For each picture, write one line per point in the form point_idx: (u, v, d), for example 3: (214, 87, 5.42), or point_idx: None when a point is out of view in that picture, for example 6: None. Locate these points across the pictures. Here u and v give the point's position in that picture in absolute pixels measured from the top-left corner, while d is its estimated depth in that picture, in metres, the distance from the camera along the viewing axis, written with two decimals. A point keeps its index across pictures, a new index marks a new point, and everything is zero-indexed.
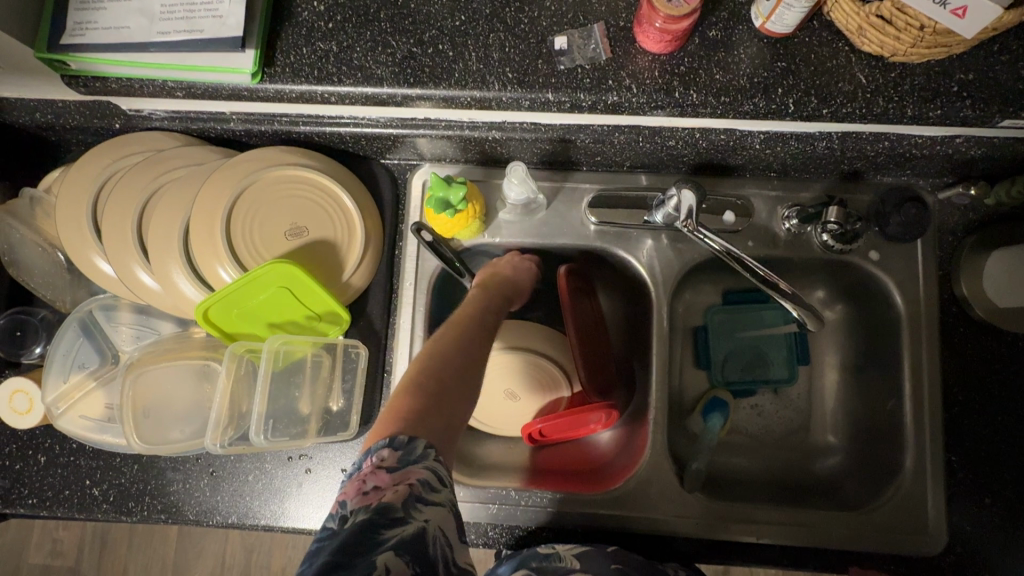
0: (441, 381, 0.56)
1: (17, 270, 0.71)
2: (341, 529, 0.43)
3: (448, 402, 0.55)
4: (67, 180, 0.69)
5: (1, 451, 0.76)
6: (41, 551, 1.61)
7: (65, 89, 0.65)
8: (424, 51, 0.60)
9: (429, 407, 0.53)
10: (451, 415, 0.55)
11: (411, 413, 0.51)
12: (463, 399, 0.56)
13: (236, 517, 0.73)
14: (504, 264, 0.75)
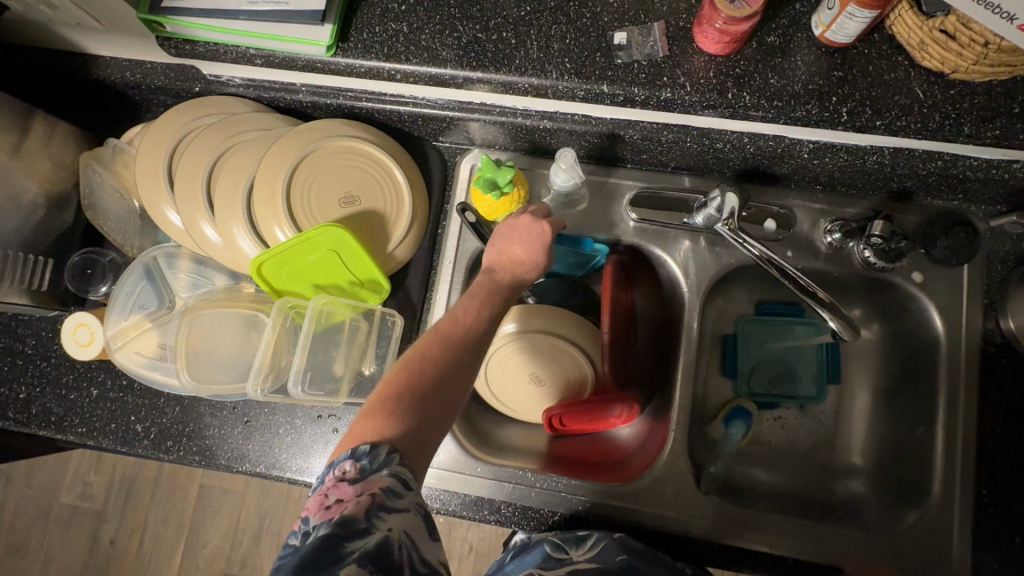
0: (417, 386, 0.54)
1: (94, 213, 0.77)
2: (302, 545, 0.45)
3: (420, 410, 0.53)
4: (148, 134, 0.75)
5: (58, 380, 0.82)
6: (72, 492, 1.70)
7: (157, 50, 0.71)
8: (488, 37, 0.63)
9: (399, 417, 0.51)
10: (426, 424, 0.53)
11: (378, 422, 0.50)
12: (441, 406, 0.54)
13: (264, 467, 0.77)
14: (512, 230, 0.68)
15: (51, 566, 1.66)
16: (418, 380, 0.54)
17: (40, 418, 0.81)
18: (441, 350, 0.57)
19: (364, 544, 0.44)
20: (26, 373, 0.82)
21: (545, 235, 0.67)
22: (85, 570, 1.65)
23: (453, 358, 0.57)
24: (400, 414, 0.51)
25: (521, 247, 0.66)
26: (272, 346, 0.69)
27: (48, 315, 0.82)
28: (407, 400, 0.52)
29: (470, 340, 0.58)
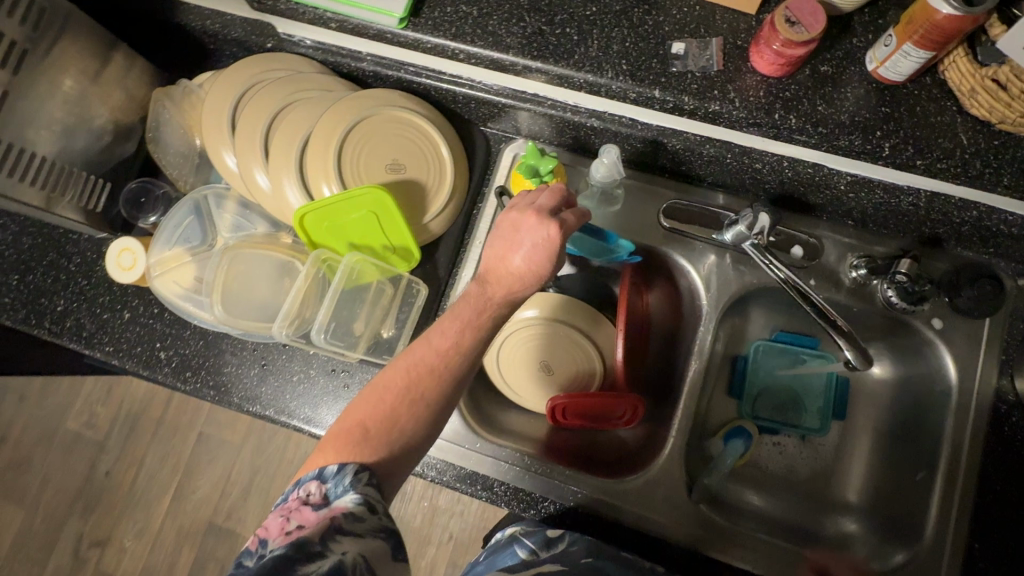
0: (382, 412, 0.56)
1: (155, 146, 0.82)
2: (254, 565, 0.47)
3: (382, 438, 0.56)
4: (216, 79, 0.77)
5: (95, 299, 0.86)
6: (78, 419, 1.75)
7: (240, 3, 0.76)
8: (551, 31, 0.66)
9: (361, 442, 0.55)
10: (390, 448, 0.56)
11: (344, 445, 0.55)
12: (404, 432, 0.57)
13: (273, 411, 0.80)
14: (518, 230, 0.64)
15: (47, 487, 1.71)
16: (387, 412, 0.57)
17: (73, 332, 0.85)
18: (414, 375, 0.58)
19: (317, 567, 0.45)
20: (67, 287, 0.87)
21: (550, 244, 0.62)
22: (79, 495, 1.70)
23: (423, 389, 0.58)
24: (364, 443, 0.55)
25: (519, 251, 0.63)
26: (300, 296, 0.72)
27: (98, 237, 0.87)
28: (369, 428, 0.56)
29: (442, 366, 0.59)
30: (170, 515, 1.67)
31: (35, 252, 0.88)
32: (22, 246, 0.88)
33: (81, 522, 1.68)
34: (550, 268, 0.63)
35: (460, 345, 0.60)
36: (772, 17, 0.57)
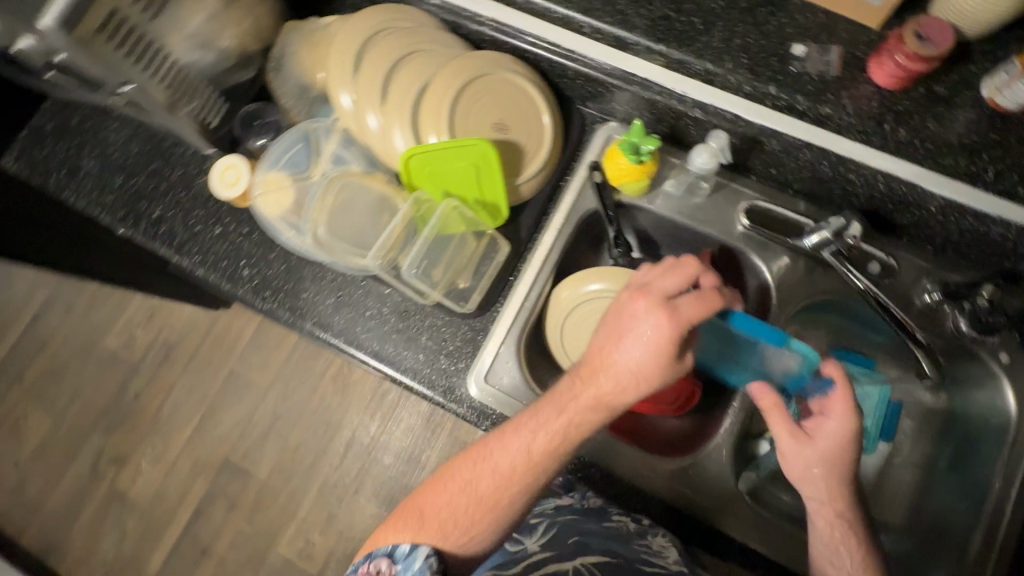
0: (457, 508, 0.65)
1: (275, 75, 0.87)
2: None
3: (444, 526, 0.64)
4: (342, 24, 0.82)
5: (191, 210, 0.90)
6: (117, 339, 1.80)
7: None
8: (678, 17, 0.69)
9: (431, 525, 0.64)
10: (452, 536, 0.64)
11: (417, 523, 0.64)
12: (474, 521, 0.65)
13: (343, 340, 0.84)
14: (625, 322, 0.65)
15: (77, 399, 1.76)
16: (459, 500, 0.65)
17: (165, 238, 0.90)
18: (488, 483, 0.65)
19: None
20: (167, 196, 0.91)
21: (658, 354, 0.62)
22: (106, 412, 1.75)
23: (495, 500, 0.65)
24: (431, 522, 0.64)
25: (627, 351, 0.64)
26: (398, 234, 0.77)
27: (203, 153, 0.92)
28: (441, 518, 0.64)
29: (523, 472, 0.65)
30: (189, 445, 1.71)
31: (142, 159, 0.93)
32: (130, 152, 0.93)
33: (103, 438, 1.73)
34: (657, 376, 0.63)
35: (547, 447, 0.65)
36: (901, 31, 0.60)
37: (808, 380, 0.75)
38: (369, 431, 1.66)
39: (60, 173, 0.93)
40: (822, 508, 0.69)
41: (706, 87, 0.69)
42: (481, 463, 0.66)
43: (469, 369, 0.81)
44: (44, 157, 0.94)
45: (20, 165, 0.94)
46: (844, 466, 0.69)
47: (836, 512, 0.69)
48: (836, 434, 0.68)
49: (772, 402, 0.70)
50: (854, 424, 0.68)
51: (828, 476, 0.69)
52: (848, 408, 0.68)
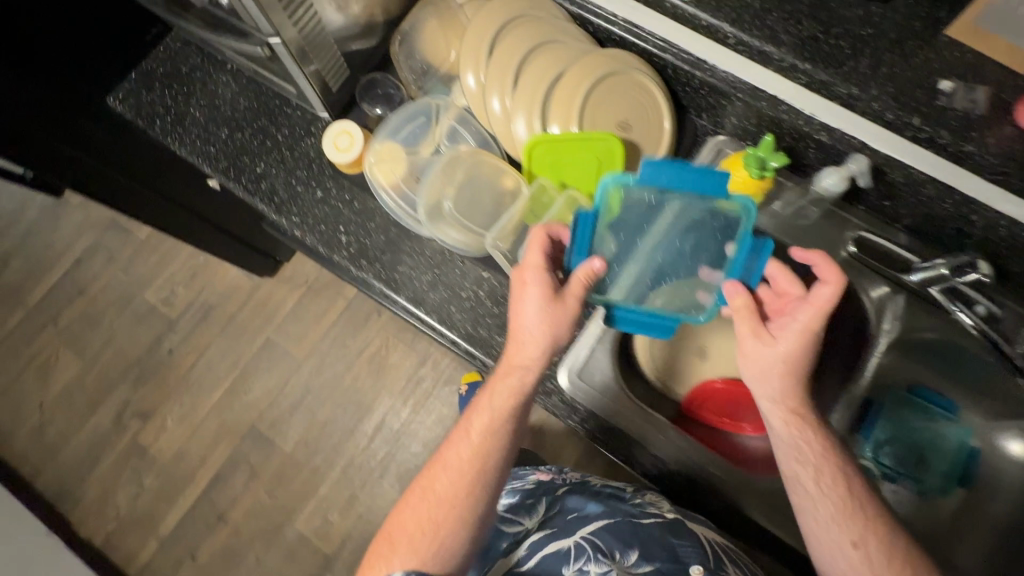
0: (430, 522, 0.69)
1: (400, 48, 0.87)
2: None
3: (422, 547, 0.68)
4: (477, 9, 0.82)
5: (294, 171, 0.91)
6: (157, 293, 1.79)
7: None
8: (826, 39, 0.69)
9: (400, 544, 0.69)
10: (424, 546, 0.68)
11: (388, 553, 0.69)
12: (449, 522, 0.69)
13: (436, 317, 0.83)
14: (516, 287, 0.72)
15: (108, 349, 1.75)
16: (423, 514, 0.70)
17: (266, 195, 0.90)
18: (460, 482, 0.70)
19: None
20: (271, 153, 0.92)
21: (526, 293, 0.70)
22: (136, 365, 1.73)
23: (450, 496, 0.70)
24: (403, 540, 0.69)
25: (524, 316, 0.70)
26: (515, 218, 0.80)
27: (311, 116, 0.92)
28: (397, 537, 0.69)
29: (483, 457, 0.71)
30: (216, 408, 1.69)
31: (248, 114, 0.93)
32: (237, 105, 0.94)
33: (130, 390, 1.71)
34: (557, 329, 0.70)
35: (488, 422, 0.72)
36: None
37: (749, 245, 0.74)
38: (399, 416, 1.65)
39: (167, 119, 0.94)
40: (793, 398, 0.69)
41: (847, 114, 0.72)
42: (444, 479, 0.71)
43: (561, 361, 0.80)
44: (151, 101, 0.94)
45: (127, 106, 0.94)
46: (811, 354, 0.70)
47: (794, 393, 0.69)
48: (811, 334, 0.69)
49: (737, 292, 0.73)
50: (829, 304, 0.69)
51: (785, 355, 0.69)
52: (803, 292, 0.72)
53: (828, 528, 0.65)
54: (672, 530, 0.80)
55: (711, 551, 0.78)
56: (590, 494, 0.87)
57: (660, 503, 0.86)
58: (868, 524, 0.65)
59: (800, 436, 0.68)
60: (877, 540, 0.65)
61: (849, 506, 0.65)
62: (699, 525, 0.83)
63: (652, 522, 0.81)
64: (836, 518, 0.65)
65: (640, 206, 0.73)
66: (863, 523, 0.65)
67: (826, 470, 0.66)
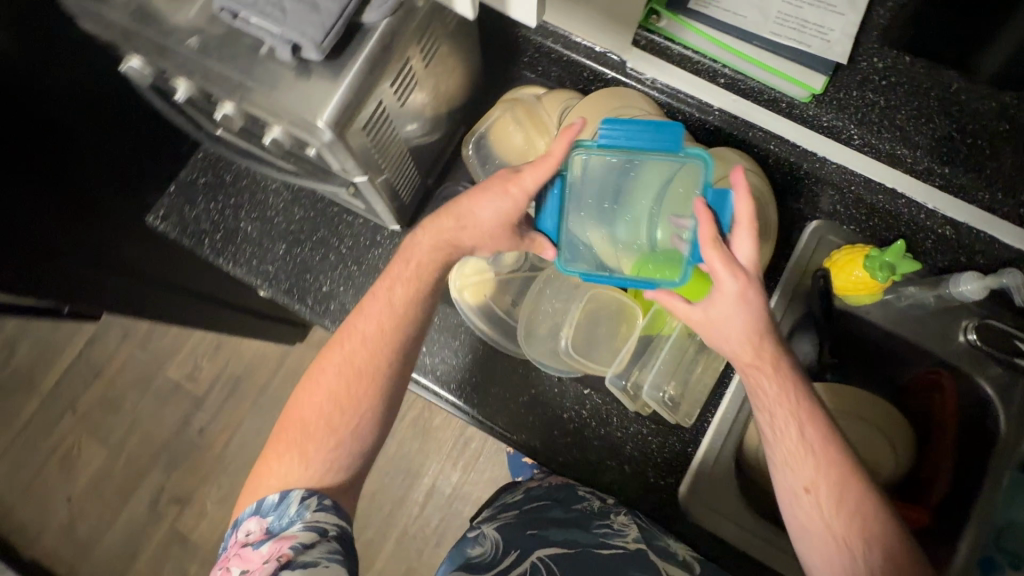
0: (302, 419, 0.67)
1: (477, 150, 0.81)
2: None
3: (342, 434, 0.66)
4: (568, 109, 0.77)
5: (363, 287, 0.83)
6: (179, 369, 1.70)
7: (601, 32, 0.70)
8: (962, 139, 0.64)
9: (285, 436, 0.67)
10: (312, 444, 0.66)
11: (274, 443, 0.67)
12: (317, 423, 0.66)
13: (538, 444, 0.78)
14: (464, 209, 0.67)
15: (135, 433, 1.66)
16: (334, 393, 0.67)
17: (336, 317, 0.83)
18: (362, 367, 0.67)
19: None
20: (335, 269, 0.84)
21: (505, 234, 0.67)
22: (166, 448, 1.65)
23: (370, 372, 0.67)
24: (314, 430, 0.66)
25: (481, 213, 0.66)
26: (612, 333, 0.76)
27: (375, 223, 0.84)
28: (288, 425, 0.67)
29: (375, 345, 0.68)
30: None
31: (305, 225, 0.85)
32: (292, 216, 0.86)
33: (164, 475, 1.63)
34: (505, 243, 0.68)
35: (392, 302, 0.68)
36: None
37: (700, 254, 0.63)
38: (450, 480, 1.59)
39: (216, 237, 0.86)
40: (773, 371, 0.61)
41: (970, 212, 0.65)
42: (331, 367, 0.68)
43: (680, 487, 0.76)
44: (196, 217, 0.86)
45: (170, 224, 0.86)
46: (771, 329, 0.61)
47: (769, 362, 0.61)
48: (753, 296, 0.60)
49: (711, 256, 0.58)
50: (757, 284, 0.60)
51: (746, 329, 0.61)
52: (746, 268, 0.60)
53: (809, 513, 0.59)
54: (631, 561, 0.67)
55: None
56: (554, 519, 0.73)
57: (624, 525, 0.73)
58: (838, 476, 0.59)
59: (759, 403, 0.62)
60: (840, 482, 0.59)
61: (811, 449, 0.59)
62: (666, 558, 0.69)
63: (617, 554, 0.68)
64: (788, 459, 0.60)
65: (601, 174, 0.68)
66: (819, 466, 0.59)
67: (783, 420, 0.60)
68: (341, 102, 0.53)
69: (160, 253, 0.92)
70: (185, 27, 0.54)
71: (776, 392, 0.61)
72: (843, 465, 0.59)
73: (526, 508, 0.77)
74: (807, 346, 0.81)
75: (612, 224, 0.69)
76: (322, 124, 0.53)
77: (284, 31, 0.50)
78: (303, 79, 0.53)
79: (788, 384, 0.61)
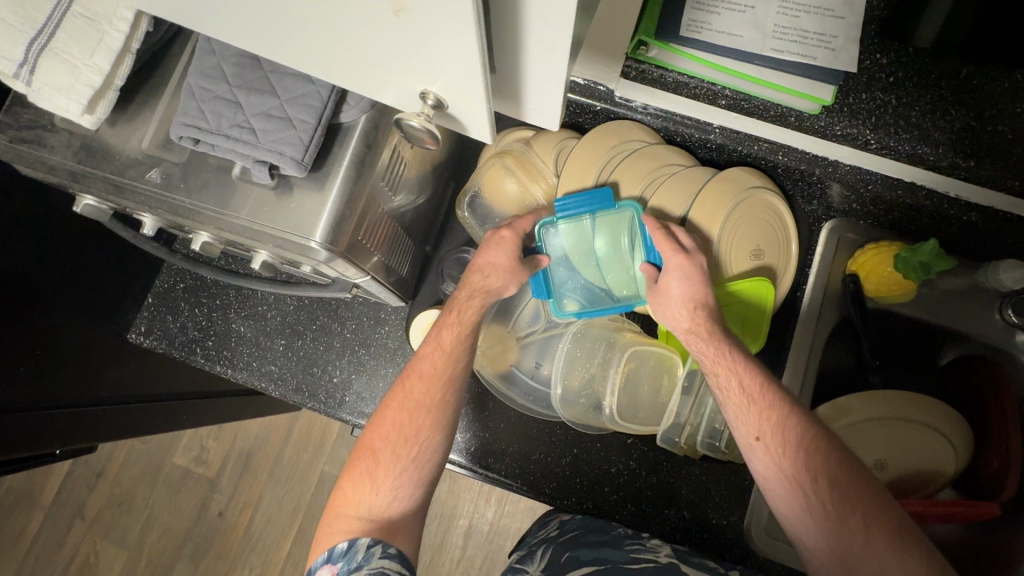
0: (369, 453, 0.60)
1: (470, 207, 0.76)
2: None
3: (407, 474, 0.59)
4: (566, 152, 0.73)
5: (377, 370, 0.78)
6: (186, 454, 1.63)
7: (589, 68, 0.66)
8: (983, 127, 0.61)
9: (351, 475, 0.60)
10: (378, 477, 0.58)
11: (342, 484, 0.60)
12: (381, 460, 0.59)
13: (590, 505, 0.74)
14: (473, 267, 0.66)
15: (152, 528, 1.59)
16: (399, 419, 0.60)
17: (354, 407, 0.77)
18: (426, 397, 0.60)
19: None
20: (344, 356, 0.79)
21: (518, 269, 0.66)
22: (188, 537, 1.58)
23: (431, 401, 0.60)
24: (383, 459, 0.59)
25: (490, 262, 0.65)
26: (645, 379, 0.72)
27: (376, 301, 0.79)
28: (358, 455, 0.60)
29: (435, 383, 0.61)
30: (291, 560, 1.57)
31: (302, 314, 0.80)
32: (286, 308, 0.80)
33: (191, 567, 1.57)
34: (515, 286, 0.66)
35: (454, 340, 0.62)
36: None
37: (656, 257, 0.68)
38: (486, 517, 1.53)
39: (208, 343, 0.79)
40: (706, 331, 0.62)
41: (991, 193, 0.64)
42: (398, 401, 0.61)
43: (746, 523, 0.72)
44: (183, 326, 0.80)
45: (156, 339, 0.80)
46: (708, 299, 0.63)
47: (702, 324, 0.62)
48: (689, 265, 0.63)
49: (664, 248, 0.64)
50: (702, 263, 0.64)
51: (682, 298, 0.63)
52: (685, 248, 0.65)
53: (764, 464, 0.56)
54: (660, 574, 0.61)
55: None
56: (589, 539, 0.67)
57: (656, 544, 0.68)
58: (783, 421, 0.56)
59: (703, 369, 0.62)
60: (791, 434, 0.55)
61: (753, 401, 0.57)
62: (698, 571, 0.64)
63: (647, 566, 0.62)
64: (734, 414, 0.58)
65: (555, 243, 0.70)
66: (760, 412, 0.56)
67: (721, 377, 0.60)
68: (333, 214, 0.48)
69: (150, 367, 0.85)
70: (141, 159, 0.48)
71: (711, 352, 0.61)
72: (790, 417, 0.56)
73: (558, 538, 0.70)
74: (846, 351, 0.78)
75: (601, 271, 0.71)
76: (317, 244, 0.48)
77: (258, 154, 0.45)
78: (286, 197, 0.48)
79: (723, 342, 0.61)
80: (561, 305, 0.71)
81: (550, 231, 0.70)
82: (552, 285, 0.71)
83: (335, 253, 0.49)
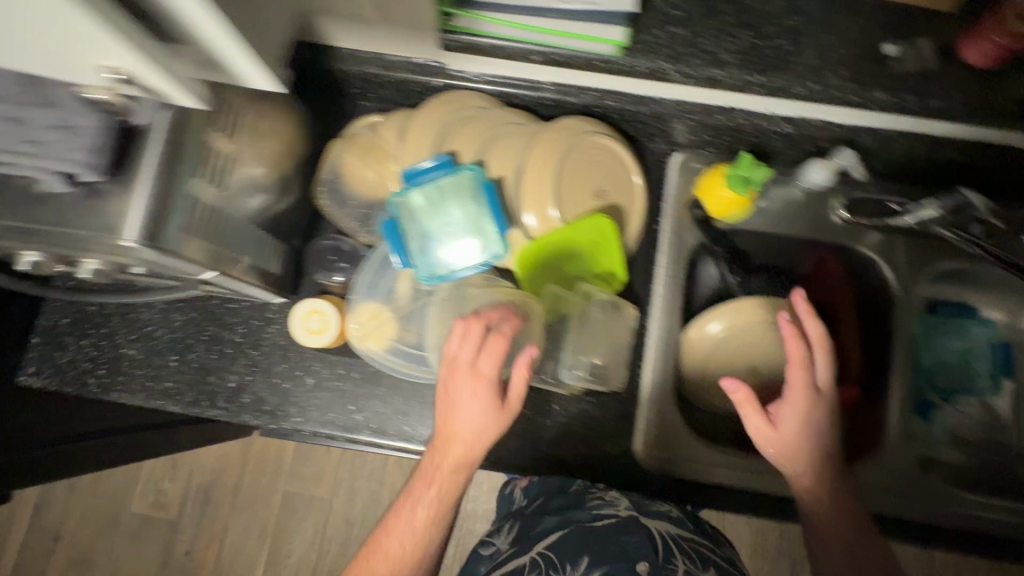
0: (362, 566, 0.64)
1: (332, 198, 0.80)
2: None
3: None
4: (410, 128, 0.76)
5: (272, 368, 0.80)
6: (142, 501, 1.61)
7: (416, 44, 0.71)
8: (765, 44, 0.68)
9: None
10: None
11: None
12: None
13: (490, 457, 0.78)
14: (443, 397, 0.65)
15: None
16: (404, 542, 0.64)
17: (253, 408, 0.79)
18: (450, 499, 0.66)
19: None
20: (237, 361, 0.80)
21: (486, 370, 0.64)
22: None
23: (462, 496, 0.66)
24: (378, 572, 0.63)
25: (462, 418, 0.64)
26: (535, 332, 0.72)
27: (260, 301, 0.81)
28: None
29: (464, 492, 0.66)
30: None
31: (190, 327, 0.81)
32: (172, 323, 0.81)
33: None
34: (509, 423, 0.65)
35: (467, 451, 0.64)
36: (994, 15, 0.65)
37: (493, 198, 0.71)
38: None
39: (99, 371, 0.80)
40: (438, 452, 0.65)
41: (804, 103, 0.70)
42: (406, 516, 0.65)
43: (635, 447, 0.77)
44: (73, 359, 0.81)
45: (47, 377, 0.80)
46: (833, 423, 0.70)
47: (472, 455, 0.65)
48: (817, 410, 0.69)
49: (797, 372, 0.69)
50: (829, 401, 0.70)
51: (802, 430, 0.68)
52: (820, 384, 0.70)
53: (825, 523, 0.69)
54: (627, 528, 0.66)
55: (658, 536, 0.65)
56: (549, 507, 0.73)
57: (613, 497, 0.72)
58: (834, 500, 0.69)
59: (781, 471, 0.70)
60: (824, 518, 0.69)
61: (844, 507, 0.69)
62: (656, 520, 0.69)
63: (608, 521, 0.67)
64: (812, 511, 0.69)
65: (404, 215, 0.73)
66: (828, 502, 0.69)
67: (806, 481, 0.69)
68: (142, 210, 0.50)
69: None
70: None
71: (473, 456, 0.65)
72: (796, 440, 0.68)
73: (527, 507, 0.76)
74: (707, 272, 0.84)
75: (455, 227, 0.73)
76: (130, 241, 0.50)
77: (53, 163, 0.47)
78: (96, 202, 0.50)
79: (459, 424, 0.64)
80: (419, 264, 0.72)
81: (398, 202, 0.73)
82: (409, 244, 0.73)
83: (153, 247, 0.51)
